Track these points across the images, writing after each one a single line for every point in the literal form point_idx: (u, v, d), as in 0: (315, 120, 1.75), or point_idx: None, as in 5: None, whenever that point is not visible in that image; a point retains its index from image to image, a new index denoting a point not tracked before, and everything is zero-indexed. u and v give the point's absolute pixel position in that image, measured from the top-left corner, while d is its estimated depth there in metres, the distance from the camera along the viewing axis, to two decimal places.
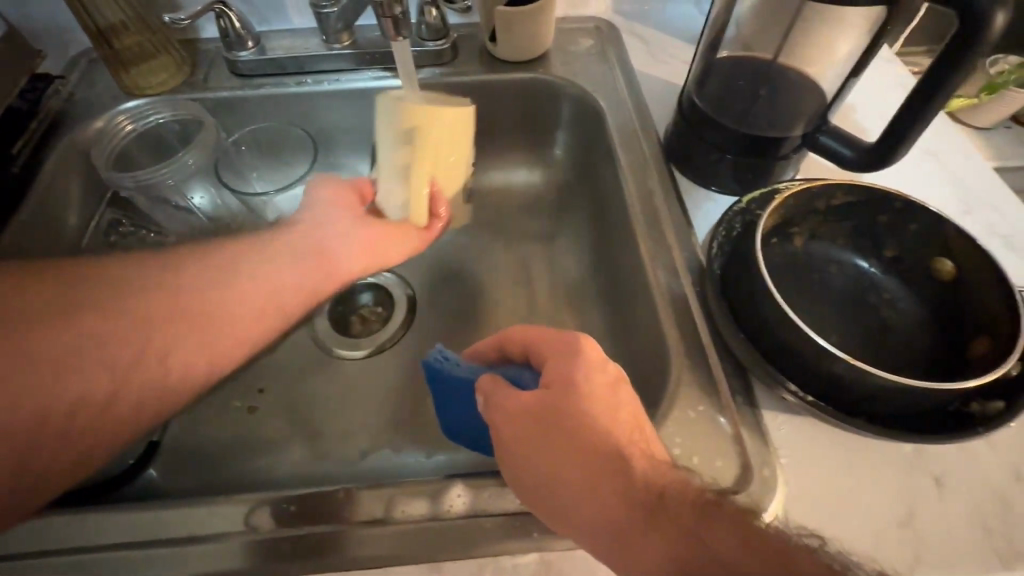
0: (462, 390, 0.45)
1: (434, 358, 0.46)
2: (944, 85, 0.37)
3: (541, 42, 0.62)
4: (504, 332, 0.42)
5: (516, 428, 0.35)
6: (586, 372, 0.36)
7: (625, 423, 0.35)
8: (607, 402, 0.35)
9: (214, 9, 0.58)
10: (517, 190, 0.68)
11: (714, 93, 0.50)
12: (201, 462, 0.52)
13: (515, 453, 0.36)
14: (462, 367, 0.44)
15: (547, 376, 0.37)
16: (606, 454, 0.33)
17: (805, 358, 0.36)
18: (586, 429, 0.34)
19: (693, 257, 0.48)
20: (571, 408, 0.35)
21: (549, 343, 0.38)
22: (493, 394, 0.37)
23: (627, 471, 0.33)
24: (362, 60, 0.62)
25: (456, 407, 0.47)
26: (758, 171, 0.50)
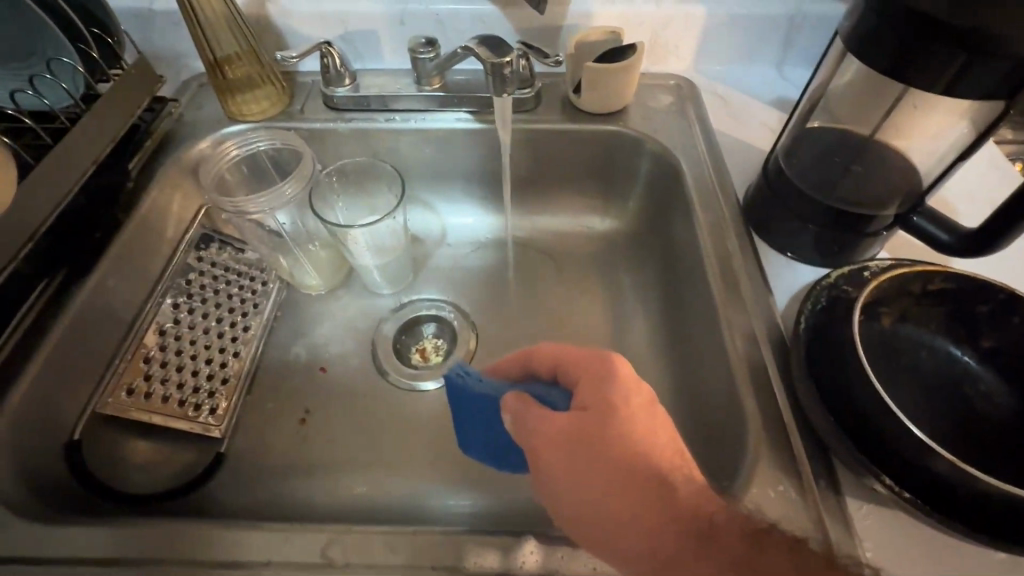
0: (481, 406, 0.47)
1: (454, 374, 0.48)
2: None
3: (622, 97, 0.63)
4: (531, 348, 0.45)
5: (556, 448, 0.38)
6: (622, 394, 0.38)
7: (663, 446, 0.37)
8: (645, 424, 0.38)
9: (320, 48, 0.62)
10: (585, 237, 0.69)
11: (800, 163, 0.50)
12: (267, 478, 0.54)
13: (554, 475, 0.38)
14: (484, 385, 0.47)
15: (583, 397, 0.40)
16: (652, 475, 0.36)
17: (902, 451, 0.35)
18: (629, 451, 0.36)
19: (774, 325, 0.47)
20: (609, 428, 0.37)
21: (579, 362, 0.41)
22: (526, 413, 0.40)
23: (672, 493, 0.35)
24: (448, 103, 0.65)
25: (476, 422, 0.49)
26: (842, 245, 0.49)
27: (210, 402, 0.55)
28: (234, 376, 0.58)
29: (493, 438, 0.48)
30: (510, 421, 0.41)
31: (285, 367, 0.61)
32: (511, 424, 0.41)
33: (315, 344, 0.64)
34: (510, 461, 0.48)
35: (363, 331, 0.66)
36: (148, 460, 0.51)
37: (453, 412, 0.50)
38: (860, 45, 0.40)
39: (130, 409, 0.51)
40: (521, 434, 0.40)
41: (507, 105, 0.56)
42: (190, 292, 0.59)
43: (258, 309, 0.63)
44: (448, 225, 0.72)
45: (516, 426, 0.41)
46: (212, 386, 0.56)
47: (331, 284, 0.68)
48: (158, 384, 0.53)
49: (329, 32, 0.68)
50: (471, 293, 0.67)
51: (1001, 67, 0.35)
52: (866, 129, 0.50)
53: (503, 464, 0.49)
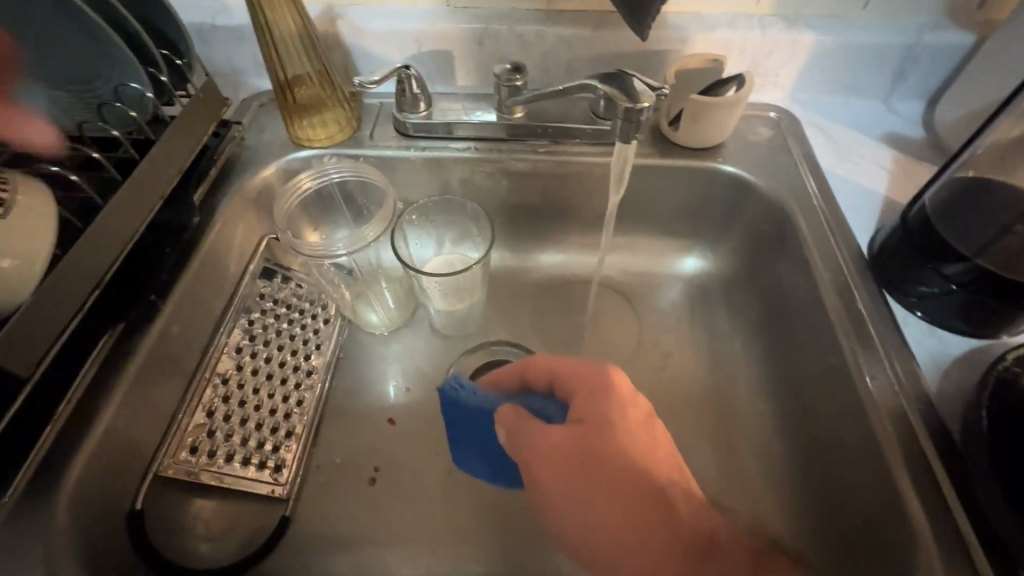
0: (477, 419, 0.46)
1: (448, 387, 0.46)
2: None
3: (722, 132, 0.58)
4: (527, 360, 0.46)
5: (553, 463, 0.40)
6: (619, 410, 0.40)
7: (660, 459, 0.39)
8: (642, 439, 0.40)
9: (399, 73, 0.57)
10: (667, 278, 0.64)
11: (954, 219, 0.44)
12: (338, 546, 0.50)
13: (549, 488, 0.40)
14: (481, 398, 0.45)
15: (579, 412, 0.41)
16: (647, 489, 0.38)
17: None
18: (626, 468, 0.38)
19: (927, 407, 0.41)
20: (607, 443, 0.39)
21: (572, 375, 0.43)
22: (523, 429, 0.41)
23: (670, 510, 0.37)
24: (530, 132, 0.60)
25: (472, 437, 0.47)
26: (1000, 316, 0.43)
27: (274, 458, 0.50)
28: (298, 427, 0.53)
29: (489, 452, 0.47)
30: (504, 436, 0.42)
31: (351, 418, 0.57)
32: (506, 438, 0.42)
33: (381, 391, 0.59)
34: (504, 473, 0.48)
35: (432, 376, 0.61)
36: (213, 528, 0.47)
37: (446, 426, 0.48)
38: None
39: (195, 471, 0.47)
40: (516, 448, 0.41)
41: (629, 154, 0.50)
42: (253, 333, 0.54)
43: (322, 350, 0.58)
44: (519, 260, 0.67)
45: (511, 441, 0.42)
46: (277, 439, 0.51)
47: (395, 323, 0.64)
48: (222, 440, 0.49)
49: (402, 53, 0.64)
50: (546, 340, 0.62)
51: None
52: None
53: (496, 477, 0.48)
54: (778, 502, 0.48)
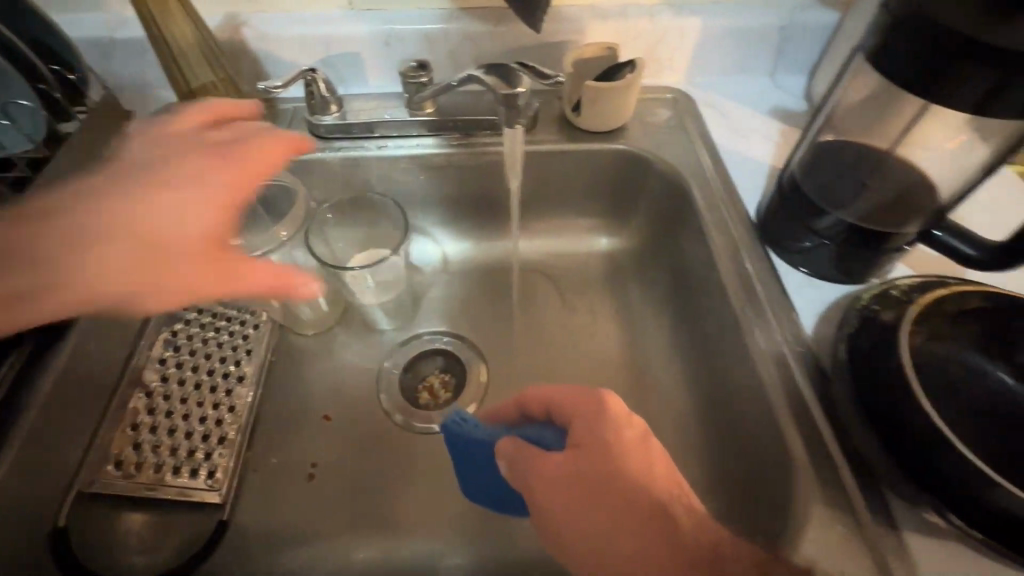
0: (481, 452, 0.48)
1: (452, 421, 0.49)
2: None
3: (623, 115, 0.62)
4: (524, 392, 0.45)
5: (553, 491, 0.38)
6: (612, 427, 0.39)
7: (659, 475, 0.37)
8: (639, 457, 0.38)
9: (305, 76, 0.58)
10: (586, 258, 0.67)
11: (818, 179, 0.48)
12: (279, 542, 0.51)
13: (554, 519, 0.38)
14: (482, 430, 0.47)
15: (574, 435, 0.40)
16: (644, 505, 0.36)
17: (956, 485, 0.33)
18: (623, 486, 0.36)
19: (804, 349, 0.45)
20: (602, 463, 0.38)
21: (567, 399, 0.42)
22: (521, 457, 0.41)
23: (672, 527, 0.35)
24: (442, 127, 0.62)
25: (477, 468, 0.50)
26: (864, 263, 0.48)
27: (207, 465, 0.50)
28: (230, 433, 0.53)
29: (494, 482, 0.49)
30: (505, 467, 0.42)
31: (286, 419, 0.58)
32: (507, 470, 0.42)
33: (317, 391, 0.60)
34: (509, 503, 0.50)
35: (368, 369, 0.62)
36: (145, 540, 0.47)
37: (454, 458, 0.51)
38: (887, 61, 0.39)
39: (122, 484, 0.48)
40: (518, 482, 0.41)
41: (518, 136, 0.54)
42: (177, 345, 0.55)
43: (252, 355, 0.58)
44: (447, 253, 0.69)
45: (511, 472, 0.41)
46: (208, 446, 0.51)
47: (331, 322, 0.64)
48: (150, 451, 0.49)
49: (310, 57, 0.64)
50: (475, 325, 0.65)
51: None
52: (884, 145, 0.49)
53: (506, 506, 0.51)
54: (692, 454, 0.52)
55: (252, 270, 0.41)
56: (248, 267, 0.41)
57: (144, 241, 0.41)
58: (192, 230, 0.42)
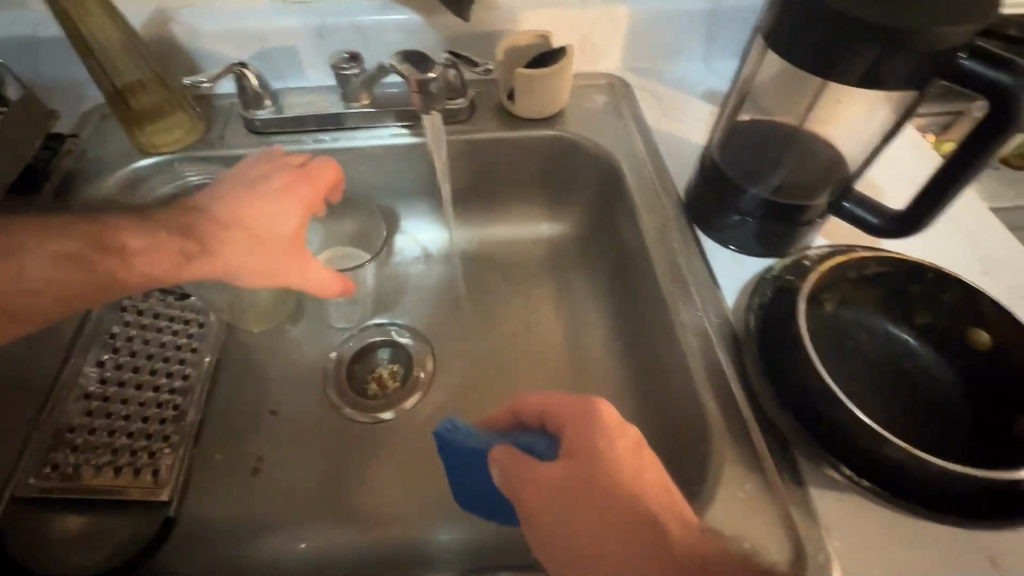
0: (474, 460, 0.47)
1: (443, 428, 0.48)
2: (956, 184, 0.39)
3: (558, 100, 0.62)
4: (518, 399, 0.44)
5: (545, 500, 0.37)
6: (605, 435, 0.37)
7: (652, 484, 0.36)
8: (631, 464, 0.36)
9: (233, 70, 0.58)
10: (532, 245, 0.68)
11: (736, 157, 0.50)
12: (226, 536, 0.51)
13: (544, 526, 0.37)
14: (473, 437, 0.46)
15: (568, 443, 0.39)
16: (636, 515, 0.34)
17: (851, 436, 0.35)
18: (614, 496, 0.35)
19: (724, 320, 0.47)
20: (595, 473, 0.36)
21: (562, 406, 0.41)
22: (512, 464, 0.39)
23: (661, 538, 0.34)
24: (379, 118, 0.62)
25: (467, 477, 0.48)
26: (783, 235, 0.50)
27: (150, 464, 0.50)
28: (174, 433, 0.52)
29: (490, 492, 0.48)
30: (499, 476, 0.40)
31: (230, 415, 0.57)
32: (499, 479, 0.40)
33: (262, 386, 0.60)
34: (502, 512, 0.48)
35: (314, 361, 0.62)
36: (82, 540, 0.46)
37: (447, 468, 0.49)
38: (778, 40, 0.40)
39: (58, 486, 0.47)
40: (509, 486, 0.39)
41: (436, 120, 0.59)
42: (116, 346, 0.55)
43: (197, 354, 0.57)
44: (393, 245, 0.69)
45: (504, 481, 0.40)
46: (151, 445, 0.51)
47: (279, 318, 0.63)
48: (88, 453, 0.49)
49: (242, 52, 0.64)
50: (422, 313, 0.65)
51: (914, 59, 0.35)
52: (794, 121, 0.51)
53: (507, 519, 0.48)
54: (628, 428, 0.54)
55: (315, 264, 0.52)
56: (309, 258, 0.52)
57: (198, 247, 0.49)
58: (242, 237, 0.50)
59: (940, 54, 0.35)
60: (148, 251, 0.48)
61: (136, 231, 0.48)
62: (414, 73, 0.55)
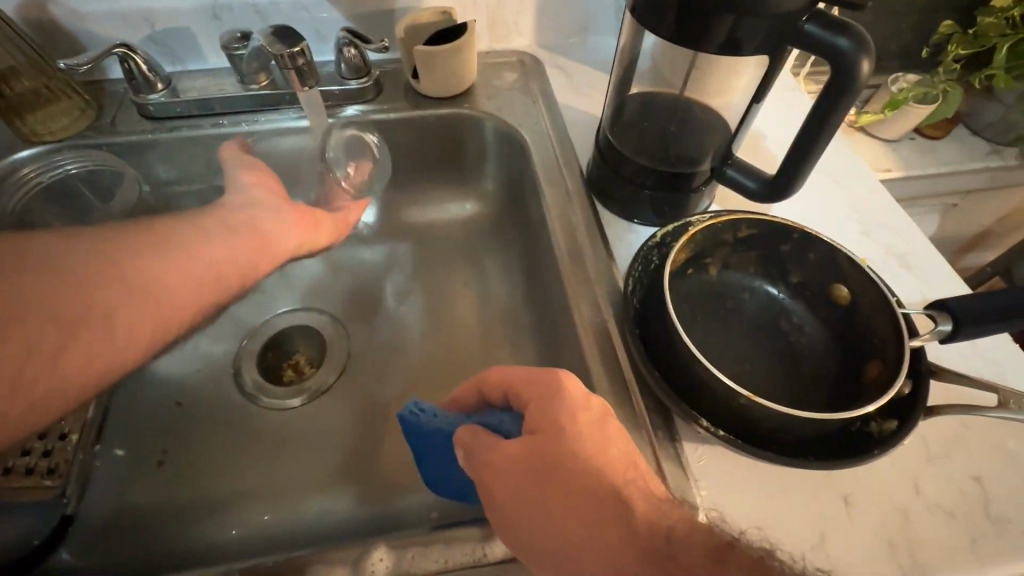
0: (440, 443, 0.44)
1: (407, 412, 0.45)
2: (812, 149, 0.41)
3: (464, 77, 0.62)
4: (482, 375, 0.41)
5: (506, 479, 0.35)
6: (569, 410, 0.36)
7: (617, 461, 0.35)
8: (593, 441, 0.35)
9: (116, 53, 0.55)
10: (450, 225, 0.68)
11: (626, 130, 0.52)
12: (126, 534, 0.49)
13: (507, 512, 0.35)
14: (440, 420, 0.44)
15: (533, 421, 0.37)
16: (601, 491, 0.33)
17: (712, 391, 0.37)
18: (580, 474, 0.34)
19: (615, 289, 0.48)
20: (560, 449, 0.35)
21: (527, 382, 0.38)
22: (475, 444, 0.38)
23: (626, 512, 0.32)
24: (281, 100, 0.61)
25: (439, 462, 0.46)
26: (674, 204, 0.51)
27: (44, 462, 0.49)
28: (75, 430, 0.51)
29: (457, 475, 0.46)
30: (462, 452, 0.39)
31: (142, 411, 0.56)
32: (464, 459, 0.38)
33: (170, 379, 0.58)
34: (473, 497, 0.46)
35: (226, 349, 0.61)
36: None
37: (416, 452, 0.47)
38: (643, 10, 0.40)
39: None
40: (473, 472, 0.37)
41: (315, 99, 0.57)
42: None
43: None
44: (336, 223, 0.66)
45: (468, 461, 0.38)
46: (47, 443, 0.50)
47: None
48: None
49: (130, 34, 0.61)
50: (336, 296, 0.64)
51: (761, 25, 0.37)
52: (675, 89, 0.53)
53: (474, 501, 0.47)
54: None
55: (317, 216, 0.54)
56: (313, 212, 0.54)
57: (237, 238, 0.47)
58: (279, 215, 0.51)
59: (785, 18, 0.36)
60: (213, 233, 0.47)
61: (154, 242, 0.43)
62: (280, 50, 0.53)
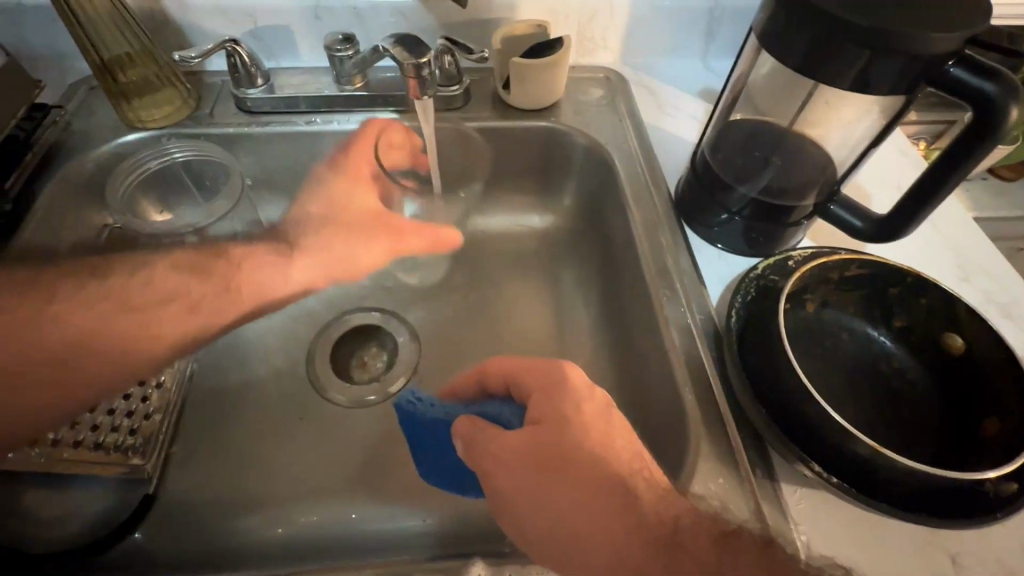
0: (433, 432, 0.46)
1: (406, 400, 0.48)
2: (939, 192, 0.40)
3: (554, 91, 0.62)
4: (481, 364, 0.43)
5: (511, 471, 0.36)
6: (574, 404, 0.37)
7: (624, 453, 0.36)
8: (597, 433, 0.36)
9: (225, 47, 0.57)
10: (522, 237, 0.68)
11: (725, 155, 0.51)
12: (201, 518, 0.50)
13: (513, 500, 0.36)
14: (437, 409, 0.46)
15: (537, 409, 0.38)
16: (606, 483, 0.35)
17: (825, 435, 0.36)
18: (589, 464, 0.35)
19: (707, 317, 0.48)
20: (567, 442, 0.36)
21: (529, 373, 0.40)
22: (474, 435, 0.39)
23: (633, 502, 0.35)
24: (373, 102, 0.62)
25: (432, 451, 0.47)
26: (768, 235, 0.50)
27: (131, 440, 0.49)
28: (157, 409, 0.52)
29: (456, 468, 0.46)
30: (462, 445, 0.39)
31: (217, 396, 0.57)
32: (464, 451, 0.39)
33: (246, 367, 0.59)
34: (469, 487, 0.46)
35: (298, 341, 0.62)
36: (57, 516, 0.46)
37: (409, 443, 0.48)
38: (772, 41, 0.40)
39: (36, 461, 0.46)
40: (474, 462, 0.38)
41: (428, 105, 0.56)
42: None
43: None
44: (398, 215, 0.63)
45: (468, 453, 0.39)
46: (133, 421, 0.50)
47: None
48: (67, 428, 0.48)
49: (235, 29, 0.63)
50: (408, 299, 0.65)
51: (901, 63, 0.36)
52: (784, 120, 0.52)
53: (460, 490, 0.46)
54: None
55: (408, 234, 0.58)
56: (405, 230, 0.58)
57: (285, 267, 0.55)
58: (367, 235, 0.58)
59: (928, 60, 0.35)
60: (143, 283, 0.49)
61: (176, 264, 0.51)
62: (408, 58, 0.52)
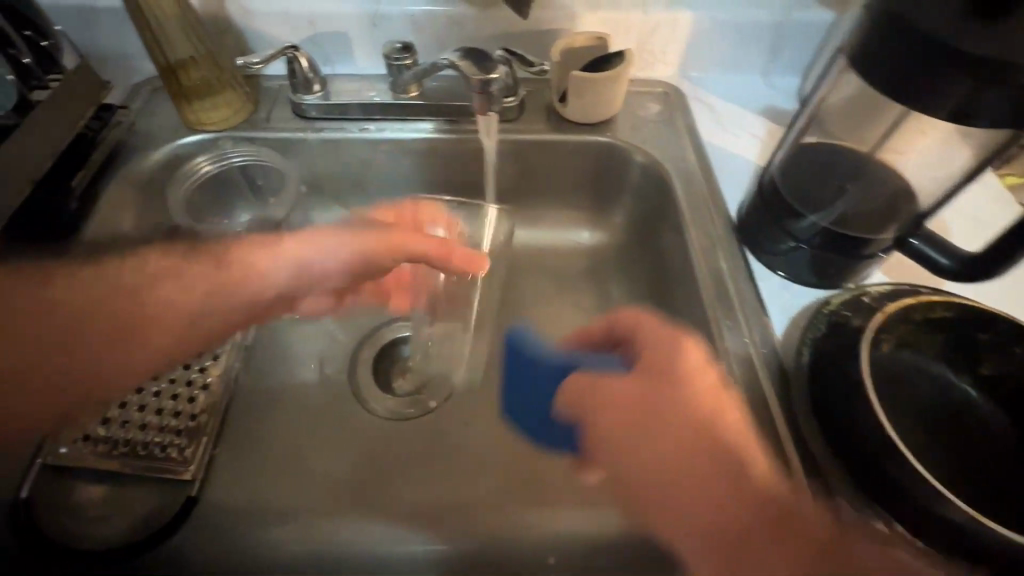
0: (548, 362, 0.44)
1: (519, 331, 0.48)
2: None
3: (612, 105, 0.60)
4: (614, 313, 0.42)
5: (617, 418, 0.38)
6: (690, 373, 0.37)
7: (734, 428, 0.36)
8: (710, 405, 0.36)
9: (286, 53, 0.57)
10: (570, 252, 0.66)
11: (797, 179, 0.48)
12: (237, 524, 0.49)
13: (613, 450, 0.38)
14: (560, 352, 0.45)
15: (650, 368, 0.38)
16: (710, 451, 0.35)
17: (910, 494, 0.34)
18: (696, 434, 0.35)
19: (772, 352, 0.45)
20: (677, 408, 0.36)
21: (654, 335, 0.39)
22: (584, 394, 0.40)
23: (741, 474, 0.34)
24: (427, 111, 0.61)
25: (530, 384, 0.45)
26: (839, 268, 0.48)
27: (178, 440, 0.50)
28: (202, 412, 0.52)
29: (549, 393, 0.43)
30: (569, 397, 0.41)
31: (261, 401, 0.57)
32: (566, 399, 0.41)
33: (289, 372, 0.59)
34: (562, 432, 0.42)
35: (342, 349, 0.62)
36: (105, 512, 0.46)
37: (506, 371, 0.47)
38: (864, 63, 0.38)
39: (85, 456, 0.48)
40: (581, 407, 0.40)
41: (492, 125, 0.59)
42: None
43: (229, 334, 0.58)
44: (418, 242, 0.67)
45: (573, 397, 0.40)
46: (181, 422, 0.51)
47: None
48: (119, 427, 0.50)
49: (294, 34, 0.63)
50: None
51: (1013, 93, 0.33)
52: (862, 147, 0.50)
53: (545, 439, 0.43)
54: None
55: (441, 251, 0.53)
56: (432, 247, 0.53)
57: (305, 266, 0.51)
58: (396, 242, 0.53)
59: None
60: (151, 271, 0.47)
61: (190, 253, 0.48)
62: (477, 75, 0.56)
